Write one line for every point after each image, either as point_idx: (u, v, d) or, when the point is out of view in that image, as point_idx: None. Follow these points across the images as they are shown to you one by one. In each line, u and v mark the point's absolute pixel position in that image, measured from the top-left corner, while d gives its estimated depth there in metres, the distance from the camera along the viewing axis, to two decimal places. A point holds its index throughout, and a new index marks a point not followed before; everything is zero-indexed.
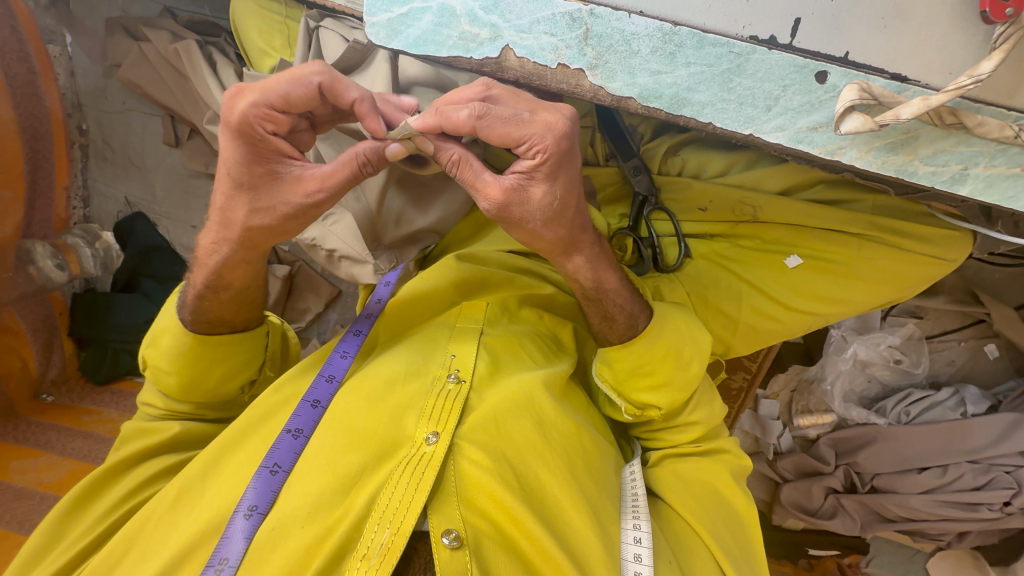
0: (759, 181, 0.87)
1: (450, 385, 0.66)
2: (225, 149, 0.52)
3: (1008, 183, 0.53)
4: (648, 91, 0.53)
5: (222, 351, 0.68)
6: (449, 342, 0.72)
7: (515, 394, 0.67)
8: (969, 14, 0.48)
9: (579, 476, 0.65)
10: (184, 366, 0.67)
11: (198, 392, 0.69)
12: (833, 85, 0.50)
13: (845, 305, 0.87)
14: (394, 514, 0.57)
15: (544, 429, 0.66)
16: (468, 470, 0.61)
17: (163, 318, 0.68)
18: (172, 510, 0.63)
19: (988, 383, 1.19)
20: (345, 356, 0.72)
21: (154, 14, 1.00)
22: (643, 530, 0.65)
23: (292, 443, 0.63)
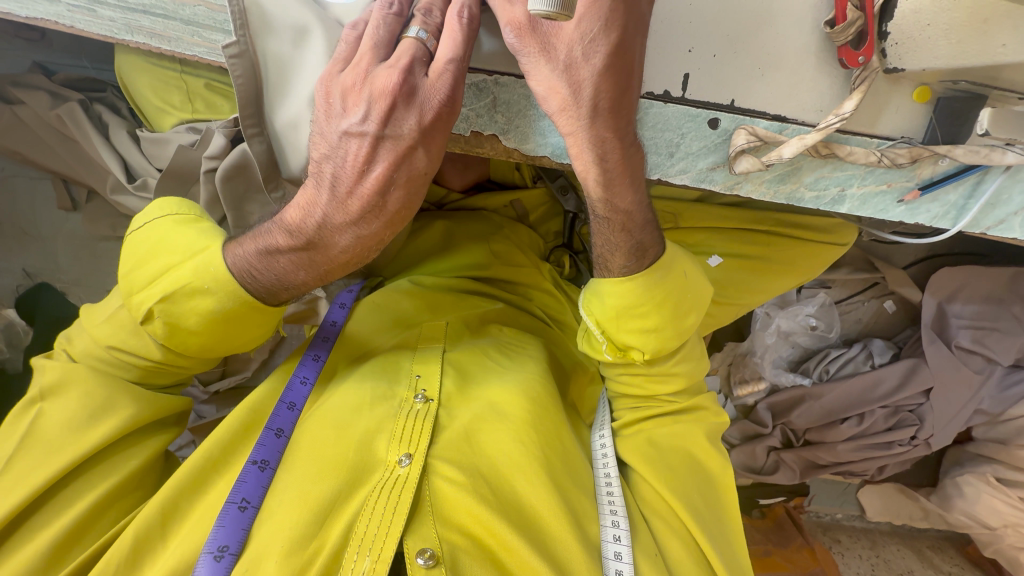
0: (674, 194, 0.94)
1: (417, 407, 0.65)
2: (397, 67, 0.50)
3: (877, 199, 0.60)
4: (560, 149, 0.56)
5: (261, 315, 0.60)
6: (413, 364, 0.71)
7: (488, 407, 0.66)
8: (830, 61, 0.53)
9: (557, 475, 0.63)
10: (218, 330, 0.59)
11: (217, 351, 0.62)
12: (724, 130, 0.55)
13: (765, 293, 0.94)
14: (374, 540, 0.55)
15: (521, 434, 0.64)
16: (443, 489, 0.59)
17: (179, 266, 0.58)
18: (143, 548, 0.56)
19: (891, 333, 1.35)
20: (305, 381, 0.70)
21: (22, 70, 0.90)
22: (623, 527, 0.61)
23: (259, 476, 0.60)
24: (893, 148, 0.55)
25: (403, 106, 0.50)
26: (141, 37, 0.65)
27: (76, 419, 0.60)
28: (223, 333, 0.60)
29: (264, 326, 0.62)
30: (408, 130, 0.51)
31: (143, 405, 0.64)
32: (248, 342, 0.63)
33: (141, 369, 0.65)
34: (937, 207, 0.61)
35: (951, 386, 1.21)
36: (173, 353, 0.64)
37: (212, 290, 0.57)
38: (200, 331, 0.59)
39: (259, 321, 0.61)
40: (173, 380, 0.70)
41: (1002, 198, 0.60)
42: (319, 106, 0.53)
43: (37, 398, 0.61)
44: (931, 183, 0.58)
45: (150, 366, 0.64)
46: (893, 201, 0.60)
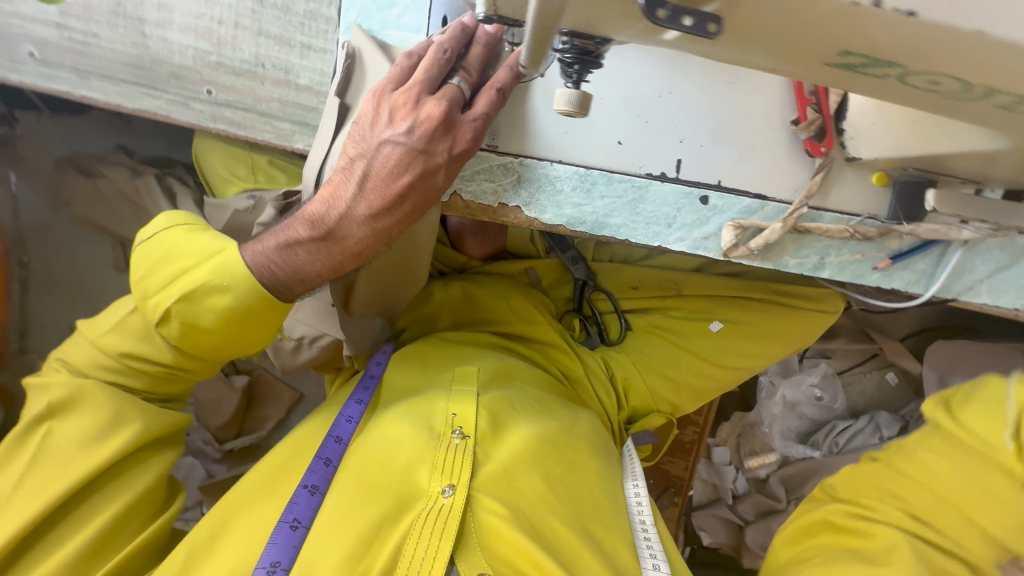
0: (675, 264, 1.04)
1: (456, 441, 0.68)
2: (443, 105, 0.55)
3: (855, 266, 0.68)
4: (574, 220, 0.64)
5: (268, 318, 0.62)
6: (449, 403, 0.73)
7: (523, 450, 0.70)
8: (799, 152, 0.63)
9: (590, 520, 0.68)
10: (229, 328, 0.61)
11: (225, 350, 0.64)
12: (714, 205, 0.64)
13: (766, 356, 1.01)
14: (421, 563, 0.58)
15: (552, 480, 0.68)
16: (487, 520, 0.63)
17: (199, 266, 0.59)
18: (192, 562, 0.60)
19: (898, 406, 1.35)
20: (350, 420, 0.74)
21: (106, 149, 1.04)
22: (663, 569, 0.68)
23: (309, 500, 0.64)
24: (863, 224, 0.65)
25: (440, 133, 0.56)
26: (222, 125, 0.78)
27: (86, 435, 0.60)
28: (240, 334, 0.62)
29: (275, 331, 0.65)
30: (435, 151, 0.57)
31: (151, 420, 0.65)
32: (256, 342, 0.64)
33: (151, 376, 0.66)
34: (909, 275, 0.68)
35: None
36: (184, 357, 0.65)
37: (230, 288, 0.58)
38: (213, 331, 0.61)
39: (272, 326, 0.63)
40: (177, 393, 0.72)
41: (967, 268, 0.69)
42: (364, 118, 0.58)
43: (46, 415, 0.61)
44: (901, 253, 0.67)
45: (160, 373, 0.66)
46: (869, 268, 0.68)
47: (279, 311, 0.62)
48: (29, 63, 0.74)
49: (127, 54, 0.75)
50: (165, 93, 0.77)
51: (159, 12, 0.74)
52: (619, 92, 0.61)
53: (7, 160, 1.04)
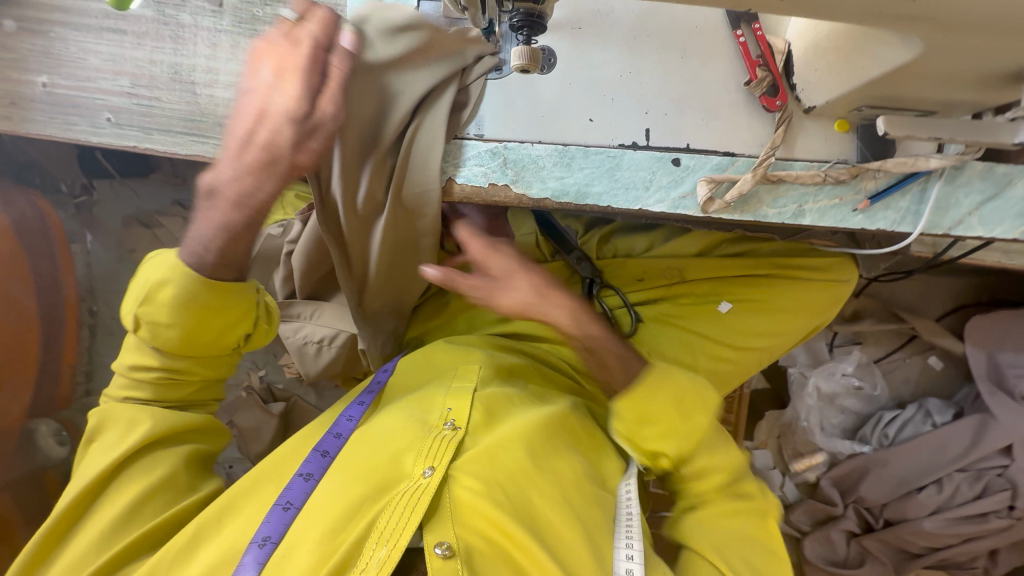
0: (678, 251, 1.04)
1: (446, 431, 0.69)
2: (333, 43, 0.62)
3: (834, 211, 0.71)
4: (558, 192, 0.71)
5: (217, 308, 0.66)
6: (446, 398, 0.75)
7: (511, 436, 0.70)
8: (758, 109, 0.69)
9: (576, 502, 0.66)
10: (186, 320, 0.65)
11: (196, 346, 0.68)
12: (686, 165, 0.69)
13: (783, 335, 1.00)
14: (392, 532, 0.58)
15: (537, 460, 0.68)
16: (461, 496, 0.63)
17: (162, 267, 0.65)
18: (202, 534, 0.62)
19: (948, 393, 1.28)
20: (351, 418, 0.76)
21: (164, 206, 1.25)
22: (635, 548, 0.64)
23: (304, 485, 0.65)
24: (833, 168, 0.68)
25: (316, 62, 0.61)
26: None
27: (117, 432, 0.68)
28: (199, 320, 0.66)
29: (241, 309, 0.68)
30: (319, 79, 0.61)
31: (161, 415, 0.70)
32: (210, 341, 0.68)
33: (158, 384, 0.70)
34: (894, 213, 0.70)
35: None
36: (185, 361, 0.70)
37: (173, 280, 0.64)
38: (173, 324, 0.65)
39: (232, 307, 0.67)
40: (194, 399, 0.75)
41: (951, 202, 0.70)
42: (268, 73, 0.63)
43: (87, 439, 0.69)
44: (878, 193, 0.69)
45: (161, 379, 0.70)
46: (849, 211, 0.71)
47: (222, 298, 0.66)
48: (107, 127, 0.90)
49: (182, 111, 0.90)
50: (210, 138, 0.91)
51: (208, 75, 0.90)
52: (588, 78, 0.70)
53: (84, 223, 1.24)
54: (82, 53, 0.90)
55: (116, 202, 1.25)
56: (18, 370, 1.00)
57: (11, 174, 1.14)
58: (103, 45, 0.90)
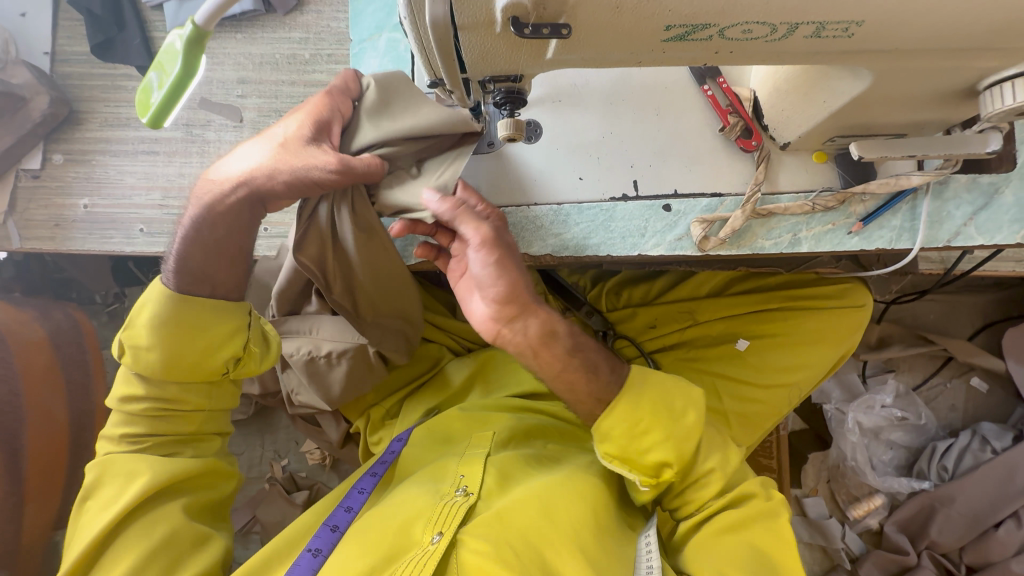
0: (687, 295, 1.05)
1: (458, 497, 0.67)
2: (310, 128, 0.65)
3: (831, 236, 0.72)
4: (558, 248, 0.74)
5: (207, 318, 0.71)
6: (459, 465, 0.73)
7: (528, 494, 0.66)
8: (738, 151, 0.73)
9: (594, 558, 0.62)
10: (172, 339, 0.70)
11: (186, 368, 0.71)
12: (677, 210, 0.73)
13: (808, 368, 0.96)
14: None
15: (553, 517, 0.64)
16: (469, 561, 0.59)
17: (148, 294, 0.72)
18: None
19: (1002, 416, 1.20)
20: (361, 491, 0.75)
21: None
22: None
23: (311, 560, 0.63)
24: (819, 196, 0.71)
25: (297, 147, 0.64)
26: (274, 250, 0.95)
27: (115, 490, 0.67)
28: (182, 339, 0.70)
29: (229, 329, 0.72)
30: (292, 156, 0.64)
31: (161, 463, 0.70)
32: (200, 360, 0.71)
33: (149, 418, 0.72)
34: (889, 232, 0.72)
35: None
36: (180, 387, 0.73)
37: (153, 302, 0.70)
38: (154, 344, 0.70)
39: (217, 325, 0.71)
40: (193, 435, 0.75)
41: (944, 216, 0.71)
42: (258, 169, 0.66)
43: (81, 496, 0.68)
44: (869, 215, 0.71)
45: (150, 411, 0.72)
46: (844, 234, 0.72)
47: (210, 313, 0.71)
48: (139, 236, 0.98)
49: None
50: None
51: None
52: (572, 141, 0.75)
53: (116, 329, 1.31)
54: (119, 175, 1.00)
55: None
56: (46, 479, 1.01)
57: (52, 290, 1.23)
58: (137, 166, 1.00)
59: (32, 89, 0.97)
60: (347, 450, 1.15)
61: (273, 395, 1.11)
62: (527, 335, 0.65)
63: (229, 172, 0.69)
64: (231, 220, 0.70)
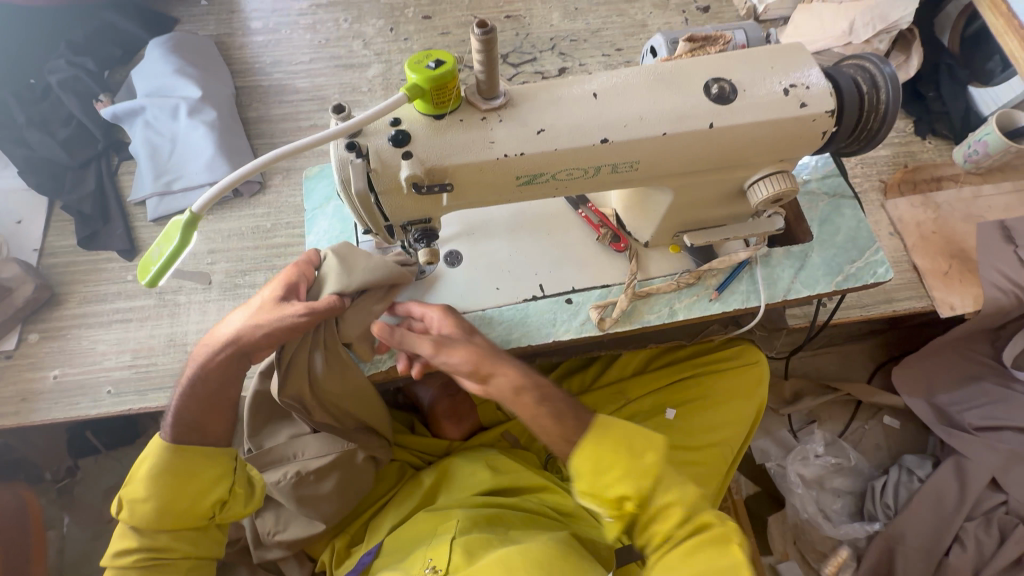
0: (615, 377, 1.20)
1: (428, 574, 0.74)
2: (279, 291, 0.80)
3: (698, 304, 0.91)
4: (488, 345, 0.89)
5: (195, 466, 0.80)
6: (427, 551, 0.78)
7: (490, 560, 0.73)
8: (614, 252, 0.95)
9: None
10: (164, 490, 0.78)
11: (174, 516, 0.79)
12: (578, 301, 0.92)
13: (727, 426, 1.09)
14: None
15: (513, 573, 0.71)
16: None
17: (147, 450, 0.82)
18: None
19: (920, 447, 1.33)
20: None
21: None
22: None
23: None
24: (681, 276, 0.92)
25: (273, 306, 0.79)
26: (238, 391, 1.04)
27: None
28: (176, 489, 0.79)
29: (216, 472, 0.81)
30: (267, 312, 0.79)
31: None
32: (188, 504, 0.79)
33: (140, 568, 0.78)
34: (740, 295, 0.92)
35: (1007, 468, 1.15)
36: (169, 538, 0.80)
37: (152, 456, 0.80)
38: (150, 496, 0.78)
39: (207, 472, 0.80)
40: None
41: (774, 277, 0.93)
42: (239, 329, 0.79)
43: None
44: (721, 284, 0.92)
45: (142, 561, 0.79)
46: (707, 301, 0.91)
47: (200, 459, 0.80)
48: (106, 397, 1.05)
49: (174, 367, 1.08)
50: None
51: (198, 333, 1.11)
52: (487, 259, 0.95)
53: (64, 505, 1.27)
54: (91, 343, 1.10)
55: (100, 475, 1.28)
56: None
57: (1, 472, 1.21)
58: (110, 333, 1.11)
59: (20, 280, 1.11)
60: None
61: (235, 545, 1.09)
62: (500, 389, 0.75)
63: (219, 331, 0.81)
64: (222, 378, 0.80)
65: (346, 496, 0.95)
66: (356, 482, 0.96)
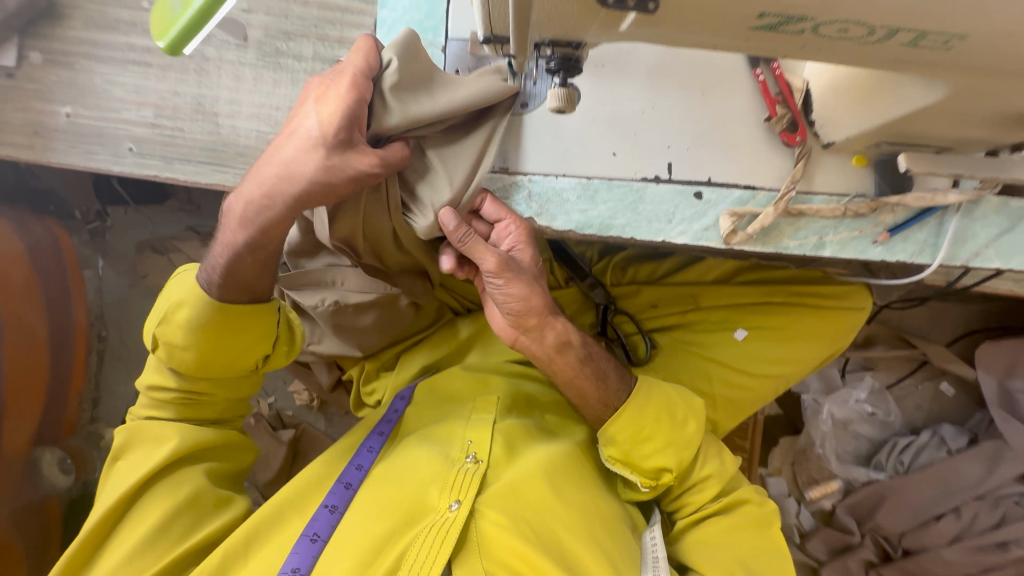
0: (691, 278, 1.05)
1: (468, 464, 0.68)
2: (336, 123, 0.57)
3: (856, 242, 0.71)
4: (582, 224, 0.72)
5: (241, 321, 0.70)
6: (466, 430, 0.73)
7: (536, 468, 0.69)
8: (778, 145, 0.71)
9: (598, 535, 0.66)
10: (206, 340, 0.69)
11: (219, 366, 0.72)
12: (708, 199, 0.70)
13: (798, 364, 0.99)
14: (421, 568, 0.58)
15: (561, 494, 0.67)
16: (490, 530, 0.63)
17: (181, 291, 0.70)
18: (230, 562, 0.60)
19: (960, 419, 1.28)
20: (372, 449, 0.74)
21: (178, 231, 1.25)
22: None
23: (329, 516, 0.65)
24: (852, 202, 0.69)
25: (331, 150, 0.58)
26: None
27: (139, 462, 0.70)
28: (221, 340, 0.70)
29: (262, 329, 0.72)
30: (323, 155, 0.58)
31: (185, 438, 0.72)
32: (235, 356, 0.72)
33: (178, 404, 0.74)
34: (912, 245, 0.71)
35: None
36: (209, 383, 0.74)
37: (191, 302, 0.68)
38: (190, 344, 0.69)
39: (255, 326, 0.72)
40: (218, 417, 0.78)
41: (967, 235, 0.71)
42: (288, 170, 0.59)
43: (113, 454, 0.72)
44: (897, 226, 0.70)
45: (182, 398, 0.73)
46: (869, 243, 0.71)
47: (248, 315, 0.70)
48: (128, 156, 0.91)
49: (204, 141, 0.91)
50: (232, 168, 0.91)
51: (231, 106, 0.91)
52: (610, 112, 0.72)
53: (97, 249, 1.24)
54: (106, 85, 0.91)
55: (128, 229, 1.25)
56: (27, 395, 1.00)
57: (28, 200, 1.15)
58: (128, 76, 0.91)
59: None
60: (337, 393, 1.15)
61: None
62: (541, 345, 0.74)
63: (263, 166, 0.62)
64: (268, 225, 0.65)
65: (384, 330, 0.89)
66: (396, 319, 0.89)
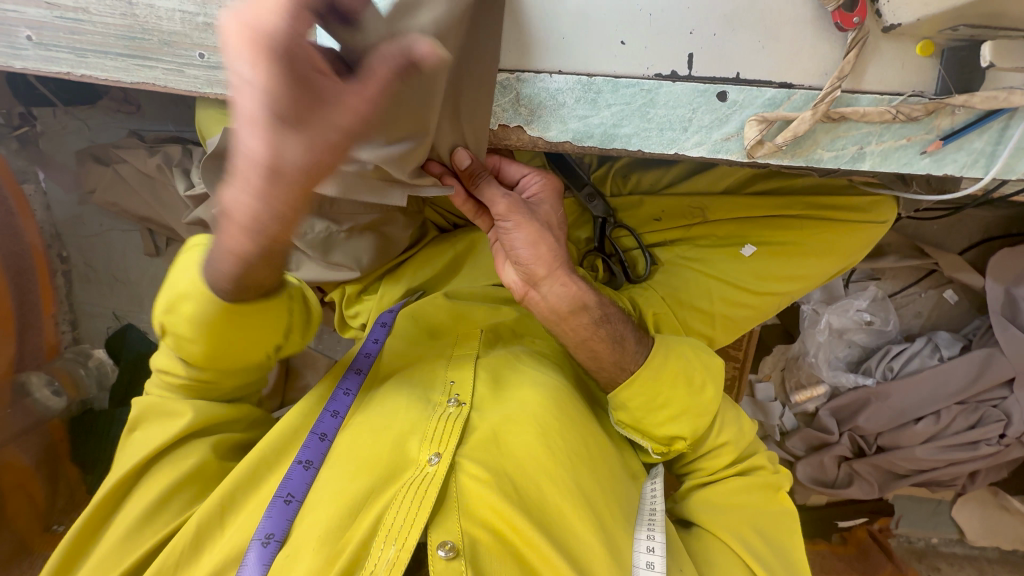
0: (697, 190, 0.96)
1: (451, 409, 0.66)
2: None
3: (899, 154, 0.60)
4: (580, 134, 0.60)
5: (249, 319, 0.63)
6: (448, 369, 0.72)
7: (519, 409, 0.66)
8: (827, 27, 0.57)
9: (585, 481, 0.64)
10: (210, 336, 0.63)
11: (222, 359, 0.67)
12: (733, 101, 0.58)
13: (806, 281, 0.92)
14: (399, 530, 0.56)
15: (548, 438, 0.64)
16: (469, 485, 0.61)
17: (182, 282, 0.63)
18: (205, 534, 0.61)
19: (956, 326, 1.27)
20: (348, 392, 0.72)
21: (121, 137, 1.11)
22: (657, 539, 0.64)
23: (303, 474, 0.64)
24: (906, 103, 0.57)
25: None
26: (219, 88, 0.75)
27: (148, 437, 0.68)
28: (227, 342, 0.64)
29: (279, 313, 0.66)
30: None
31: (199, 414, 0.69)
32: (244, 351, 0.67)
33: (186, 388, 0.70)
34: (965, 155, 0.60)
35: None
36: (219, 372, 0.69)
37: (194, 296, 0.62)
38: (196, 339, 0.64)
39: (263, 320, 0.65)
40: (235, 392, 0.74)
41: None
42: None
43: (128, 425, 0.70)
44: (952, 133, 0.59)
45: (188, 384, 0.69)
46: (916, 154, 0.60)
47: (258, 312, 0.63)
48: (29, 48, 0.75)
49: (118, 26, 0.74)
50: (160, 62, 0.75)
51: None
52: None
53: (32, 159, 1.11)
54: None
55: (63, 135, 1.12)
56: None
57: None
58: None
59: None
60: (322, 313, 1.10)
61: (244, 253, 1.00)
62: (551, 301, 0.67)
63: None
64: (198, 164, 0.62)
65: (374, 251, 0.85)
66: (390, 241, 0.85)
